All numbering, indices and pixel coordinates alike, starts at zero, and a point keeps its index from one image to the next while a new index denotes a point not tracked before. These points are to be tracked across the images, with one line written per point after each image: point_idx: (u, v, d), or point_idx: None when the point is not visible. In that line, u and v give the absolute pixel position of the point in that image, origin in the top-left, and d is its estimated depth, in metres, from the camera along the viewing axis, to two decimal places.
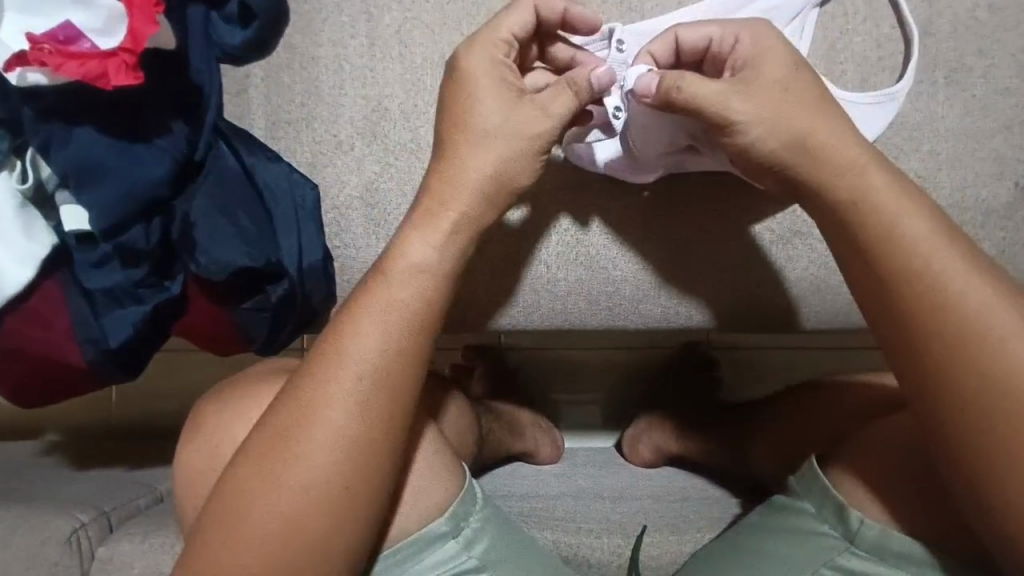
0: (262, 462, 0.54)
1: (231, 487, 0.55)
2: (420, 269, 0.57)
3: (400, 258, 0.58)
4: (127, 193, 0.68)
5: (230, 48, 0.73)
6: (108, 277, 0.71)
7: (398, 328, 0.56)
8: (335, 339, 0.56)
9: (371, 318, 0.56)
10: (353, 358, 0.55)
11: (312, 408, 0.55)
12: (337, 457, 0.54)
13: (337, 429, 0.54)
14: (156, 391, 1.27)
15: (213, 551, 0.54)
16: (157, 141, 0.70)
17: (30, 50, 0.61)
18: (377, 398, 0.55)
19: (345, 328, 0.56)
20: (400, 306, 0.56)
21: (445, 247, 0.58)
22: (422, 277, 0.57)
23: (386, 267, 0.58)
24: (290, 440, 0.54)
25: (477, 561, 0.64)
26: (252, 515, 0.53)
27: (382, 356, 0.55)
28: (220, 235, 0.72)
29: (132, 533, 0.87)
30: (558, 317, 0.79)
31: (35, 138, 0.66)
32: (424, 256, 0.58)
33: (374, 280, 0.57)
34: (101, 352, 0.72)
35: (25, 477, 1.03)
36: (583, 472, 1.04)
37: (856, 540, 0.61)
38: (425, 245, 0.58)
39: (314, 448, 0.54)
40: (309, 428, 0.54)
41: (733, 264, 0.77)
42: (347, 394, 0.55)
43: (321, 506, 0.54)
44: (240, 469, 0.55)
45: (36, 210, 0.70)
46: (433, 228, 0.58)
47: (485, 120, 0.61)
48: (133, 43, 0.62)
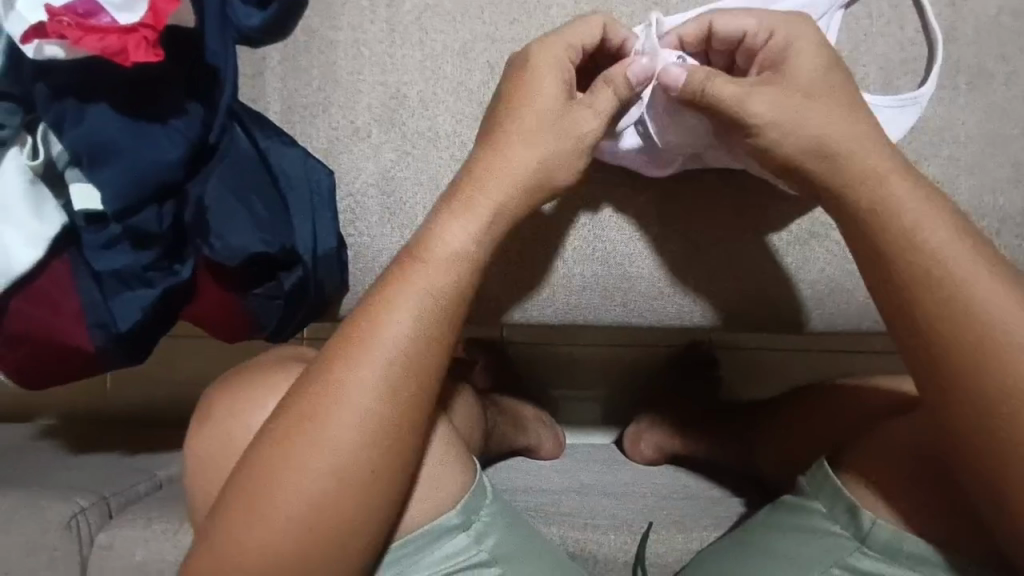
0: (284, 446, 0.53)
1: (253, 472, 0.53)
2: (456, 254, 0.57)
3: (435, 244, 0.57)
4: (136, 175, 0.66)
5: (248, 30, 0.71)
6: (118, 258, 0.70)
7: (433, 316, 0.55)
8: (366, 323, 0.55)
9: (405, 304, 0.55)
10: (388, 345, 0.54)
11: (340, 392, 0.54)
12: (362, 440, 0.53)
13: (363, 414, 0.53)
14: (153, 377, 1.25)
15: (233, 538, 0.53)
16: (173, 122, 0.69)
17: (49, 22, 0.60)
18: (411, 383, 0.54)
19: (379, 314, 0.55)
20: (435, 293, 0.56)
21: (480, 235, 0.58)
22: (457, 262, 0.57)
23: (423, 254, 0.57)
24: (313, 424, 0.53)
25: (489, 555, 0.64)
26: (277, 497, 0.53)
27: (417, 342, 0.55)
28: (233, 218, 0.71)
29: (132, 520, 0.86)
30: (572, 314, 0.79)
31: (47, 115, 0.65)
32: (459, 244, 0.57)
33: (407, 264, 0.57)
34: (109, 336, 0.71)
35: (22, 461, 1.01)
36: (587, 469, 1.04)
37: (869, 541, 0.61)
38: (462, 229, 0.58)
39: (338, 436, 0.53)
40: (338, 412, 0.53)
41: (748, 264, 0.76)
42: (378, 380, 0.54)
43: (348, 491, 0.53)
44: (260, 454, 0.54)
45: (47, 188, 0.69)
46: (470, 215, 0.58)
47: (535, 121, 0.61)
48: (153, 20, 0.60)
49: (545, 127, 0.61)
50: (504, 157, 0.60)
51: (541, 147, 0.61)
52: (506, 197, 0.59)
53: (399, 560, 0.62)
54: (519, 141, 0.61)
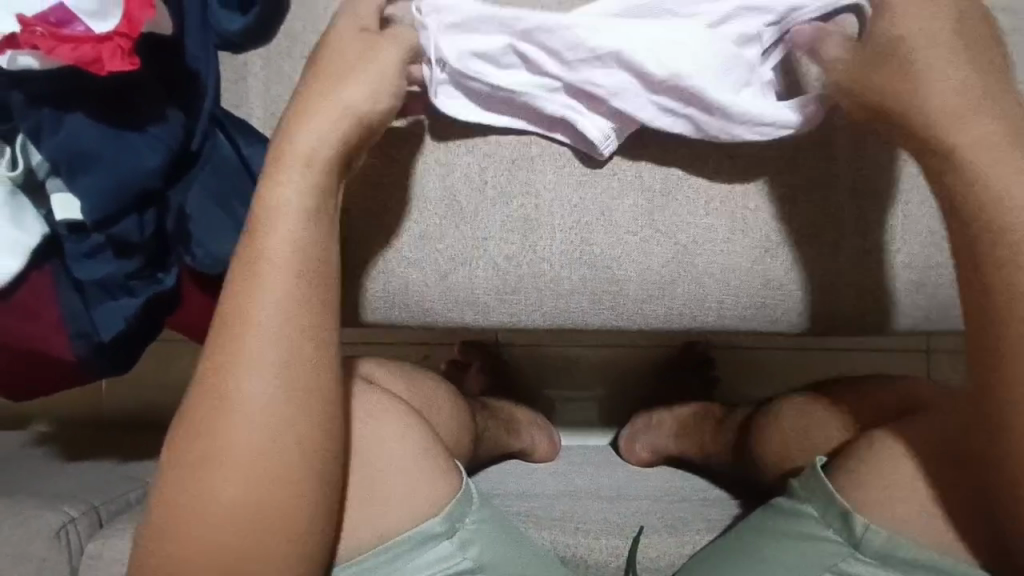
0: (195, 442, 0.54)
1: (180, 481, 0.54)
2: (284, 206, 0.57)
3: (277, 207, 0.57)
4: (116, 183, 0.65)
5: (230, 35, 0.70)
6: (100, 268, 0.69)
7: (290, 268, 0.56)
8: (235, 294, 0.55)
9: (270, 263, 0.55)
10: (262, 308, 0.55)
11: (232, 371, 0.54)
12: (269, 411, 0.53)
13: (263, 383, 0.54)
14: (151, 381, 1.25)
15: (175, 543, 0.53)
16: (151, 128, 0.68)
17: (21, 32, 0.59)
18: (295, 338, 0.55)
19: (249, 288, 0.55)
20: (285, 247, 0.56)
21: (315, 188, 0.58)
22: (289, 215, 0.57)
23: (258, 215, 0.57)
24: (214, 409, 0.54)
25: (473, 563, 0.64)
26: (205, 494, 0.53)
27: (286, 296, 0.55)
28: (216, 226, 0.71)
29: (123, 528, 0.86)
30: (560, 317, 0.78)
31: (24, 124, 0.64)
32: (291, 198, 0.57)
33: (254, 229, 0.57)
34: (92, 347, 0.70)
35: (15, 469, 1.01)
36: (581, 471, 1.03)
37: (860, 546, 0.61)
38: (292, 184, 0.57)
39: (243, 418, 0.53)
40: (235, 389, 0.54)
41: (741, 266, 0.75)
42: (265, 343, 0.54)
43: (268, 468, 0.53)
44: (178, 453, 0.54)
45: (26, 198, 0.68)
46: (285, 173, 0.58)
47: (336, 98, 0.61)
48: (129, 28, 0.59)
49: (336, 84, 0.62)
50: (317, 113, 0.60)
51: (339, 118, 0.60)
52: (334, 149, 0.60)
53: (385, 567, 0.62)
54: (314, 108, 0.61)
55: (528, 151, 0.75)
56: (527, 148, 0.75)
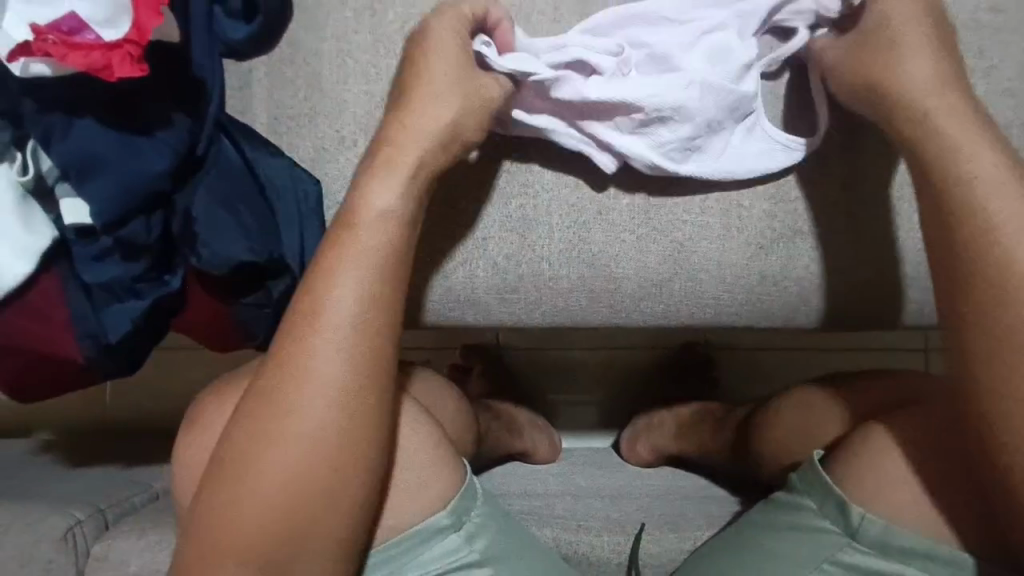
0: (253, 429, 0.54)
1: (231, 464, 0.54)
2: (384, 212, 0.58)
3: (370, 205, 0.58)
4: (124, 187, 0.67)
5: (235, 43, 0.74)
6: (107, 271, 0.71)
7: (378, 273, 0.57)
8: (315, 288, 0.56)
9: (354, 262, 0.56)
10: (338, 306, 0.55)
11: (298, 363, 0.54)
12: (330, 410, 0.54)
13: (326, 380, 0.54)
14: (158, 388, 1.27)
15: (227, 510, 0.53)
16: (158, 134, 0.70)
17: (34, 41, 0.61)
18: (366, 340, 0.55)
19: (326, 285, 0.56)
20: (378, 251, 0.57)
21: (407, 196, 0.60)
22: (388, 220, 0.58)
23: (354, 216, 0.58)
24: (280, 386, 0.54)
25: (479, 556, 0.64)
26: (256, 483, 0.53)
27: (365, 299, 0.56)
28: (221, 228, 0.72)
29: (130, 529, 0.87)
30: (559, 315, 0.79)
31: (36, 131, 0.66)
32: (388, 204, 0.59)
33: (345, 227, 0.58)
34: (101, 348, 0.72)
35: (22, 474, 1.02)
36: (582, 472, 1.04)
37: (857, 536, 0.62)
38: (388, 190, 0.59)
39: (309, 399, 0.54)
40: (299, 383, 0.54)
41: (735, 263, 0.76)
42: (338, 342, 0.54)
43: (320, 465, 0.54)
44: (234, 439, 0.55)
45: (36, 202, 0.69)
46: (388, 177, 0.60)
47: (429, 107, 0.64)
48: (137, 36, 0.61)
49: (439, 97, 0.65)
50: (416, 122, 0.64)
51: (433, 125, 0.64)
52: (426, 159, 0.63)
53: (391, 561, 0.63)
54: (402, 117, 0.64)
55: (527, 153, 0.77)
56: (525, 150, 0.77)
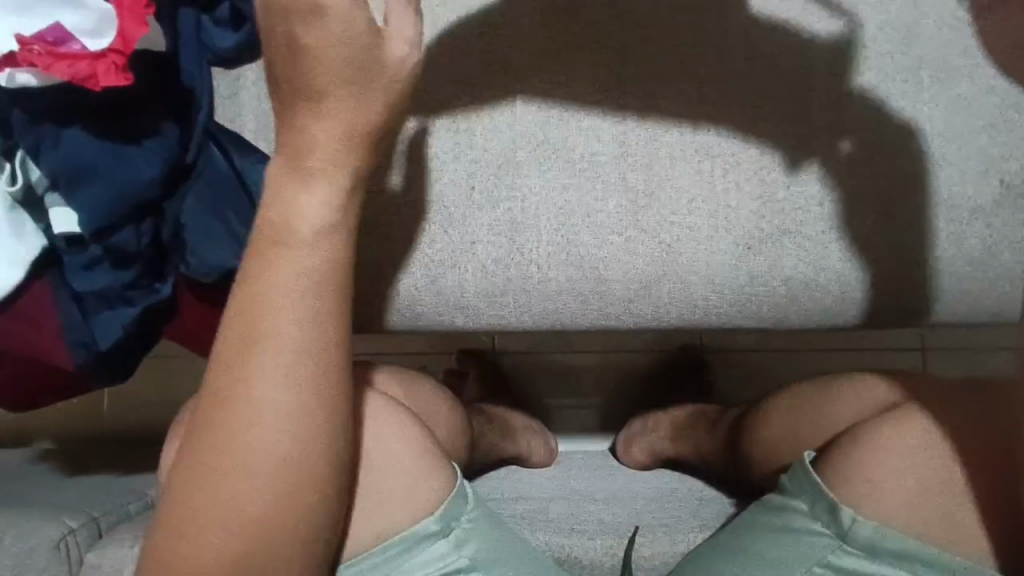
0: (202, 461, 0.52)
1: (184, 494, 0.53)
2: (316, 224, 0.53)
3: (297, 223, 0.53)
4: (113, 196, 0.67)
5: (223, 51, 0.74)
6: (97, 279, 0.71)
7: (316, 293, 0.53)
8: (250, 314, 0.52)
9: (292, 284, 0.52)
10: (280, 332, 0.52)
11: (243, 394, 0.52)
12: (282, 439, 0.52)
13: (275, 408, 0.52)
14: (155, 396, 1.27)
15: (183, 537, 0.52)
16: (147, 142, 0.70)
17: (20, 51, 0.61)
18: (313, 369, 0.52)
19: (257, 311, 0.52)
20: (312, 270, 0.53)
21: (337, 202, 0.54)
22: (322, 234, 0.53)
23: (283, 230, 0.53)
24: (218, 420, 0.52)
25: (469, 561, 0.64)
26: (213, 510, 0.52)
27: (309, 322, 0.52)
28: (209, 235, 0.74)
29: (124, 537, 0.87)
30: (547, 318, 0.79)
31: (25, 140, 0.66)
32: (315, 212, 0.53)
33: (272, 244, 0.53)
34: (92, 356, 0.72)
35: (17, 483, 1.03)
36: (576, 476, 1.03)
37: (847, 538, 0.61)
38: (315, 197, 0.54)
39: (250, 431, 0.52)
40: (245, 413, 0.51)
41: (723, 264, 0.76)
42: (282, 371, 0.52)
43: (279, 492, 0.52)
44: (185, 469, 0.53)
45: (25, 211, 0.69)
46: (311, 182, 0.54)
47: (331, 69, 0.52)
48: (122, 45, 0.61)
49: (356, 89, 0.54)
50: (324, 109, 0.54)
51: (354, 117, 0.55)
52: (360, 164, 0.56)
53: (378, 568, 0.63)
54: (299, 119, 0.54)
55: (514, 156, 0.77)
56: (512, 153, 0.77)
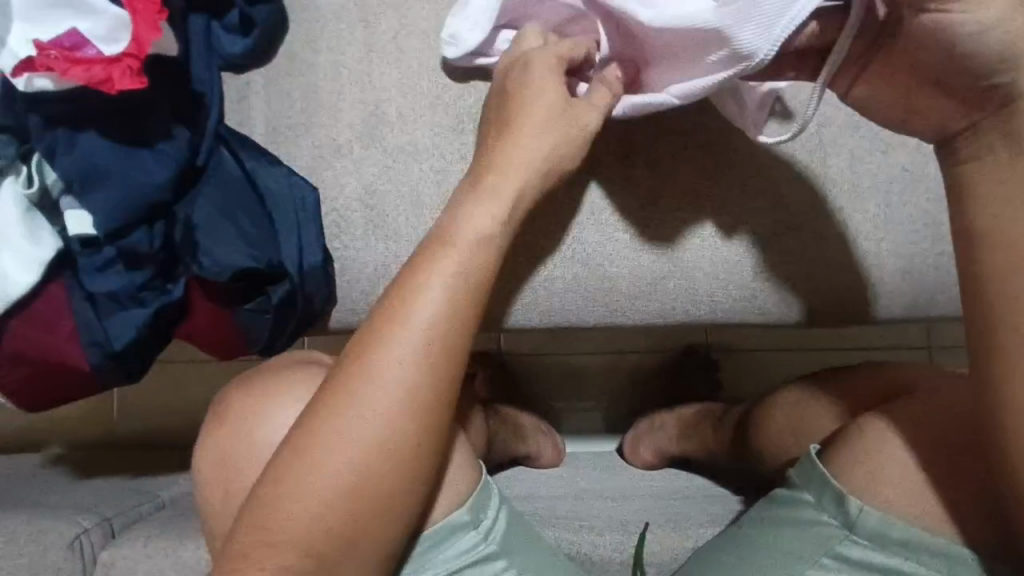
0: (310, 438, 0.52)
1: (280, 470, 0.52)
2: (480, 236, 0.57)
3: (459, 226, 0.58)
4: (126, 197, 0.69)
5: (234, 57, 0.77)
6: (111, 280, 0.73)
7: (460, 298, 0.55)
8: (397, 303, 0.54)
9: (436, 286, 0.55)
10: (416, 323, 0.53)
11: (371, 377, 0.52)
12: (395, 428, 0.52)
13: (395, 394, 0.52)
14: (165, 400, 1.28)
15: (268, 517, 0.51)
16: (160, 146, 0.71)
17: (37, 57, 0.63)
18: (443, 368, 0.54)
19: (403, 300, 0.54)
20: (462, 275, 0.55)
21: (502, 218, 0.59)
22: (481, 245, 0.57)
23: (445, 236, 0.57)
24: (349, 391, 0.52)
25: (496, 550, 0.65)
26: (307, 491, 0.51)
27: (446, 324, 0.54)
28: (223, 237, 0.74)
29: (136, 537, 0.88)
30: (555, 316, 0.80)
31: (40, 145, 0.68)
32: (482, 224, 0.58)
33: (433, 246, 0.57)
34: (106, 356, 0.73)
35: (30, 486, 1.04)
36: (587, 475, 1.03)
37: (855, 527, 0.61)
38: (486, 212, 0.59)
39: (376, 406, 0.52)
40: (367, 395, 0.52)
41: (728, 259, 0.77)
42: (408, 360, 0.53)
43: (380, 483, 0.52)
44: (291, 443, 0.52)
45: (41, 214, 0.72)
46: (492, 199, 0.60)
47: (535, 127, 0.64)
48: (136, 49, 0.63)
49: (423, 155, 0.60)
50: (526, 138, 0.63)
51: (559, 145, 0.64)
52: (523, 181, 0.62)
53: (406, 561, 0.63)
54: (523, 133, 0.63)
55: None
56: None
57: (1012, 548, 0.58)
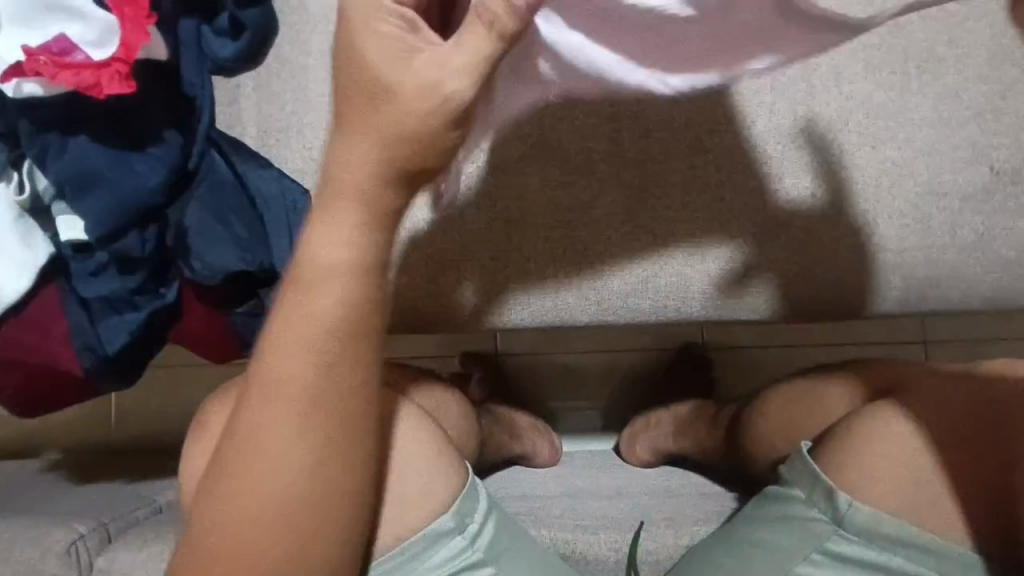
0: (213, 520, 0.50)
1: (194, 555, 0.50)
2: (336, 275, 0.48)
3: (308, 266, 0.48)
4: (119, 202, 0.69)
5: (223, 60, 0.76)
6: (106, 285, 0.72)
7: (324, 352, 0.48)
8: (262, 368, 0.48)
9: (297, 343, 0.48)
10: (282, 390, 0.48)
11: (253, 456, 0.48)
12: (293, 500, 0.49)
13: (280, 467, 0.48)
14: (162, 405, 1.28)
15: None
16: (152, 149, 0.72)
17: (26, 61, 0.63)
18: (324, 426, 0.48)
19: (264, 363, 0.48)
20: (325, 323, 0.48)
21: (356, 247, 0.48)
22: (338, 285, 0.48)
23: (295, 279, 0.48)
24: (235, 472, 0.49)
25: (482, 556, 0.65)
26: (227, 571, 0.50)
27: (316, 383, 0.48)
28: (215, 240, 0.75)
29: (133, 542, 0.88)
30: (548, 316, 0.80)
31: (32, 150, 0.68)
32: (334, 261, 0.47)
33: (287, 296, 0.48)
34: (99, 360, 0.74)
35: (28, 492, 1.04)
36: (582, 474, 1.03)
37: (844, 522, 0.62)
38: (331, 245, 0.47)
39: (266, 482, 0.48)
40: (254, 473, 0.48)
41: (718, 257, 0.78)
42: (286, 429, 0.48)
43: (295, 553, 0.50)
44: (200, 526, 0.50)
45: (33, 220, 0.71)
46: (335, 224, 0.47)
47: (382, 124, 0.45)
48: (125, 54, 0.63)
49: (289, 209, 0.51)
50: (361, 140, 0.46)
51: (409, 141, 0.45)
52: (375, 201, 0.47)
53: (389, 573, 0.62)
54: (358, 132, 0.46)
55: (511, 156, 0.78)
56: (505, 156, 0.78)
57: (1000, 540, 0.59)
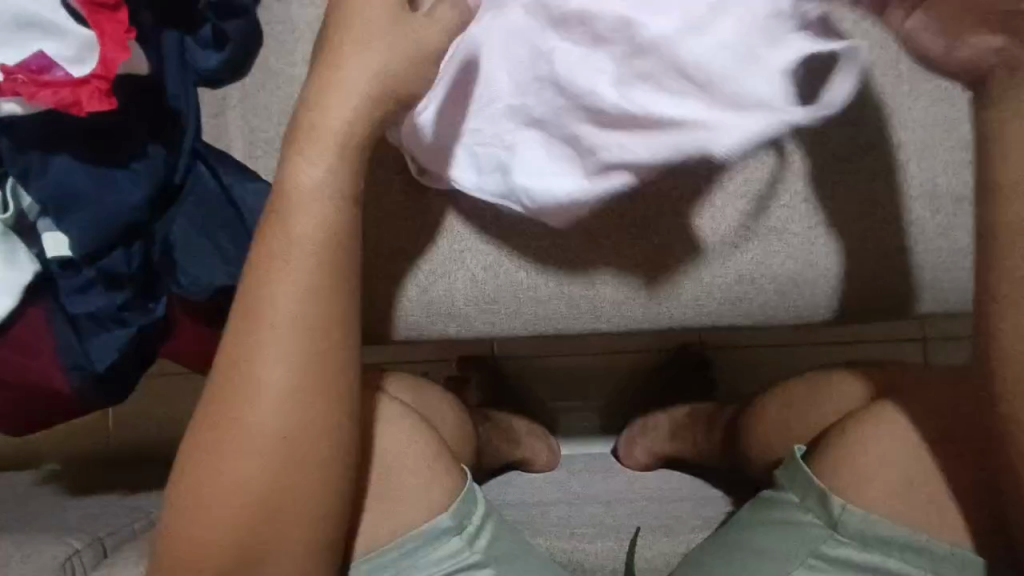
0: (209, 458, 0.54)
1: (188, 502, 0.55)
2: (312, 192, 0.56)
3: (290, 194, 0.56)
4: (103, 221, 0.69)
5: (210, 72, 0.75)
6: (92, 302, 0.72)
7: (315, 274, 0.55)
8: (253, 294, 0.55)
9: (285, 267, 0.55)
10: (274, 313, 0.54)
11: (248, 382, 0.54)
12: (285, 428, 0.54)
13: (273, 390, 0.54)
14: (162, 416, 1.29)
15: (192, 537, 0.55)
16: (134, 165, 0.71)
17: (4, 81, 0.62)
18: (315, 350, 0.55)
19: (260, 285, 0.55)
20: (310, 237, 0.55)
21: (333, 170, 0.56)
22: (312, 206, 0.55)
23: (277, 206, 0.56)
24: (235, 399, 0.54)
25: (479, 557, 0.65)
26: (221, 510, 0.54)
27: (304, 309, 0.55)
28: (202, 255, 0.75)
29: (128, 557, 0.87)
30: (537, 322, 0.79)
31: (14, 169, 0.67)
32: (314, 181, 0.56)
33: (271, 223, 0.56)
34: (88, 377, 0.73)
35: (23, 506, 1.03)
36: (579, 478, 1.03)
37: (839, 526, 0.61)
38: (316, 169, 0.56)
39: (263, 405, 0.54)
40: (248, 401, 0.54)
41: (712, 259, 0.77)
42: (281, 351, 0.54)
43: (286, 484, 0.54)
44: (192, 470, 0.55)
45: (18, 239, 0.70)
46: (319, 147, 0.56)
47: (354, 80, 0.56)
48: (104, 70, 0.63)
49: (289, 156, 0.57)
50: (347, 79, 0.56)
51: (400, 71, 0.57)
52: (356, 116, 0.56)
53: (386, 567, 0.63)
54: (348, 63, 0.56)
55: None
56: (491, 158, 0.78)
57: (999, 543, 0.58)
